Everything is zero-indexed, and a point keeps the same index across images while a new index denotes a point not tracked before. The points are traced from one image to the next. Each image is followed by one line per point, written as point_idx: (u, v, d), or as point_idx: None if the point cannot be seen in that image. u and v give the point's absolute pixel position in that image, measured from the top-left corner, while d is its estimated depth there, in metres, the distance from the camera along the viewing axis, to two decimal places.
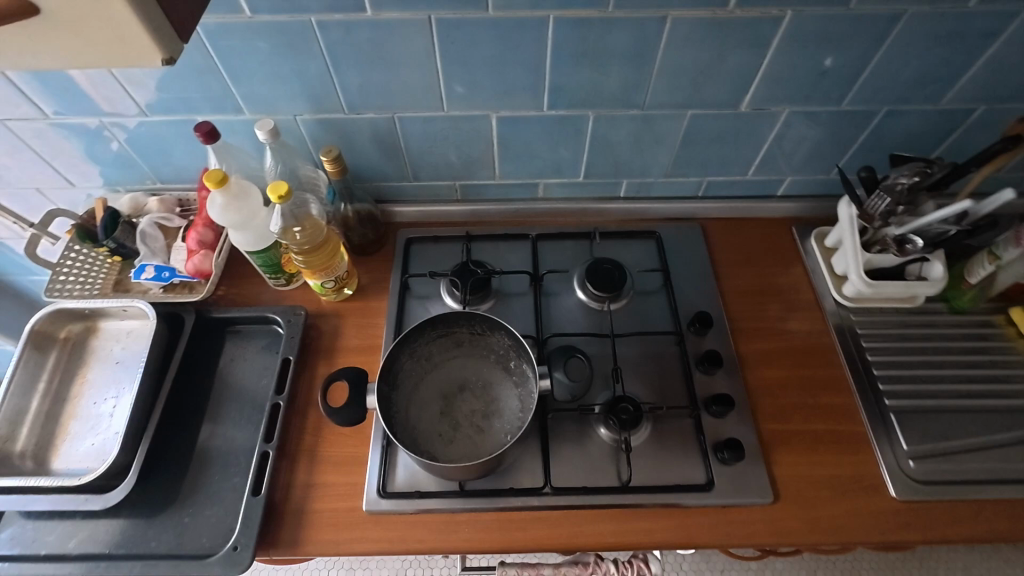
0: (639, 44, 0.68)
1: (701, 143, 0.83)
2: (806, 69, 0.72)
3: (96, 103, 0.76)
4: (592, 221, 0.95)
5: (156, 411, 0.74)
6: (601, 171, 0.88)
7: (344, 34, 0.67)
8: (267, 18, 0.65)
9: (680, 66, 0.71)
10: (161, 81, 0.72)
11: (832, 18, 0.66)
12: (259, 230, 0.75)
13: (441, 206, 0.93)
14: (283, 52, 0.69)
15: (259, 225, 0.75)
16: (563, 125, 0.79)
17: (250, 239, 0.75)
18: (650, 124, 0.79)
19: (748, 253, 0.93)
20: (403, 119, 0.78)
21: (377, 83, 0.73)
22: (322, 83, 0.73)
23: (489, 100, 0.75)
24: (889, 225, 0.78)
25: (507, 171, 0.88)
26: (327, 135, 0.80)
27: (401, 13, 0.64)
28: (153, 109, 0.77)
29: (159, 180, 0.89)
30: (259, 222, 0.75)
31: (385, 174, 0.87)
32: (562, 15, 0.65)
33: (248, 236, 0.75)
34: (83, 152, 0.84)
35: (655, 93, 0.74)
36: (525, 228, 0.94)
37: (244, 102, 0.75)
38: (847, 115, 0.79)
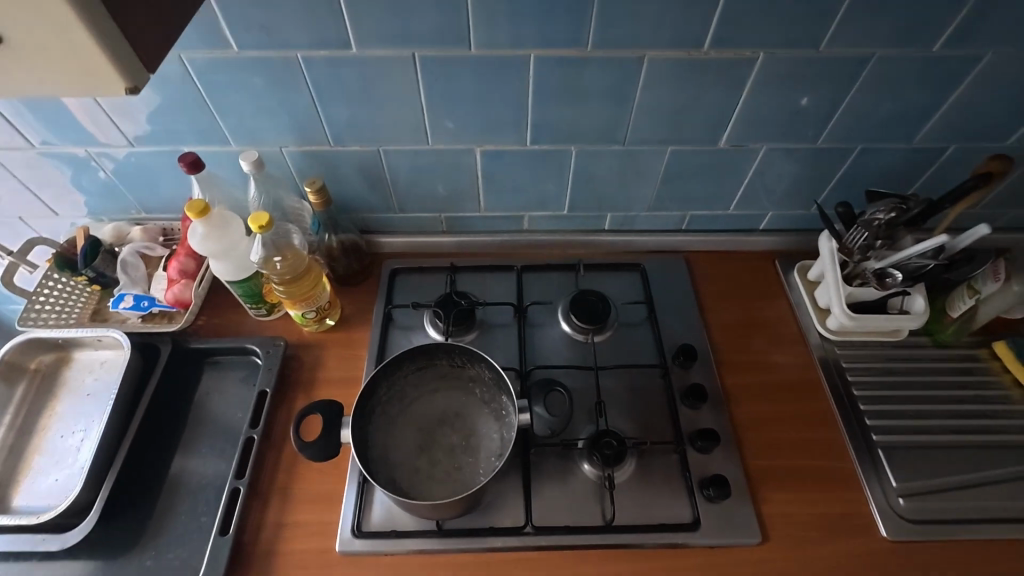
0: (618, 83, 0.70)
1: (682, 177, 0.84)
2: (780, 108, 0.74)
3: (84, 134, 0.76)
4: (577, 253, 0.95)
5: (124, 445, 0.72)
6: (584, 205, 0.89)
7: (330, 70, 0.68)
8: (255, 54, 0.66)
9: (659, 104, 0.73)
10: (149, 113, 0.73)
11: (803, 60, 0.68)
12: (239, 260, 0.74)
13: (426, 237, 0.93)
14: (270, 87, 0.70)
15: (239, 255, 0.74)
16: (546, 160, 0.81)
17: (230, 269, 0.74)
18: (631, 160, 0.81)
19: (732, 287, 0.93)
20: (388, 152, 0.79)
21: (362, 117, 0.74)
22: (308, 117, 0.74)
23: (473, 134, 0.76)
24: (868, 259, 0.79)
25: (492, 204, 0.89)
26: (312, 166, 0.81)
27: (385, 51, 0.66)
28: (140, 140, 0.78)
29: (144, 211, 0.89)
30: (240, 252, 0.74)
31: (371, 206, 0.88)
32: (542, 55, 0.67)
33: (229, 265, 0.74)
34: (69, 181, 0.84)
35: (635, 130, 0.76)
36: (510, 260, 0.94)
37: (230, 134, 0.76)
38: (823, 153, 0.81)
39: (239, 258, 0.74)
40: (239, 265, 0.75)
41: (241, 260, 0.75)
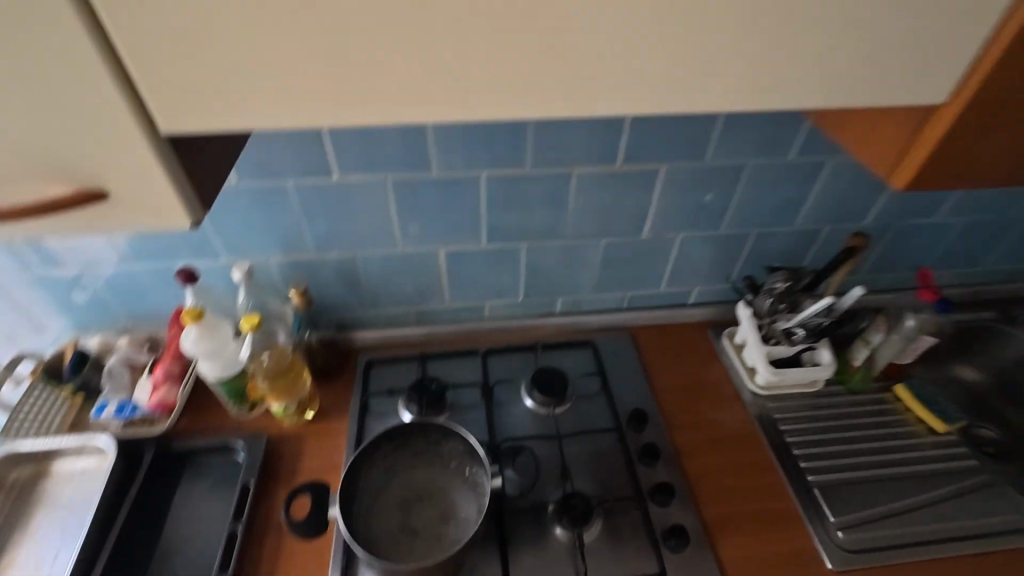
0: (554, 192, 0.86)
1: (617, 263, 0.99)
2: (686, 204, 0.92)
3: (85, 255, 0.85)
4: (535, 335, 1.06)
5: (103, 553, 0.73)
6: (537, 291, 1.02)
7: (315, 192, 0.81)
8: (251, 183, 0.79)
9: (589, 206, 0.89)
10: (149, 233, 0.83)
11: (696, 169, 0.87)
12: (227, 359, 0.82)
13: (398, 329, 1.03)
14: (261, 209, 0.82)
15: (228, 354, 0.82)
16: (500, 255, 0.94)
17: (217, 367, 0.81)
18: (572, 251, 0.96)
19: (673, 355, 1.05)
20: (363, 256, 0.91)
21: (341, 229, 0.86)
22: (294, 230, 0.86)
23: (437, 238, 0.90)
24: (777, 320, 0.95)
25: (456, 295, 1.00)
26: (295, 272, 0.91)
27: (362, 176, 0.80)
28: (136, 258, 0.87)
29: (130, 321, 0.95)
30: (229, 352, 0.82)
31: (347, 304, 0.98)
32: (491, 174, 0.82)
33: (217, 364, 0.81)
34: (62, 298, 0.91)
35: (573, 227, 0.92)
36: (475, 344, 1.04)
37: (222, 248, 0.86)
38: (728, 237, 0.98)
39: (227, 357, 0.82)
40: (227, 363, 0.82)
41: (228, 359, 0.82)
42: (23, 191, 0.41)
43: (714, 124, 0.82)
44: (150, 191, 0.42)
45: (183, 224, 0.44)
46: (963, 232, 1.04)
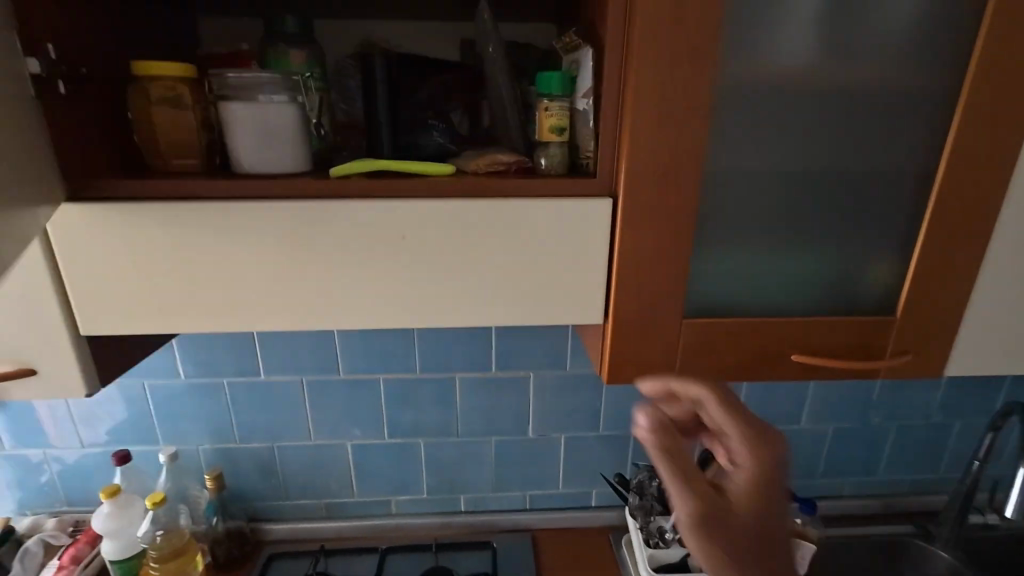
0: (443, 395, 1.03)
1: (511, 461, 1.10)
2: (562, 406, 1.06)
3: (48, 439, 1.03)
4: (437, 534, 1.10)
5: None
6: (439, 488, 1.10)
7: (244, 389, 1.00)
8: (194, 379, 0.99)
9: (475, 408, 1.05)
10: (105, 420, 1.02)
11: (562, 377, 1.04)
12: (130, 538, 0.90)
13: (307, 522, 1.09)
14: (199, 401, 1.01)
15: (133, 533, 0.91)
16: (401, 450, 1.07)
17: (119, 547, 0.89)
18: (468, 448, 1.08)
19: (573, 559, 1.06)
20: (281, 448, 1.05)
21: (263, 422, 1.03)
22: (224, 422, 1.02)
23: (343, 433, 1.04)
24: (653, 519, 0.99)
25: (363, 489, 1.09)
26: (219, 460, 1.04)
27: (283, 377, 1.00)
28: (90, 444, 1.03)
29: (66, 503, 1.06)
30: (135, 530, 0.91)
31: (261, 494, 1.07)
32: (389, 378, 1.01)
33: (119, 544, 0.90)
34: (15, 479, 1.05)
35: (463, 426, 1.06)
36: (378, 542, 1.08)
37: (162, 436, 1.02)
38: (609, 438, 1.09)
39: (132, 537, 0.90)
40: (127, 544, 0.90)
41: (130, 538, 0.90)
42: None
43: (567, 341, 1.02)
44: None
45: None
46: (835, 439, 1.12)
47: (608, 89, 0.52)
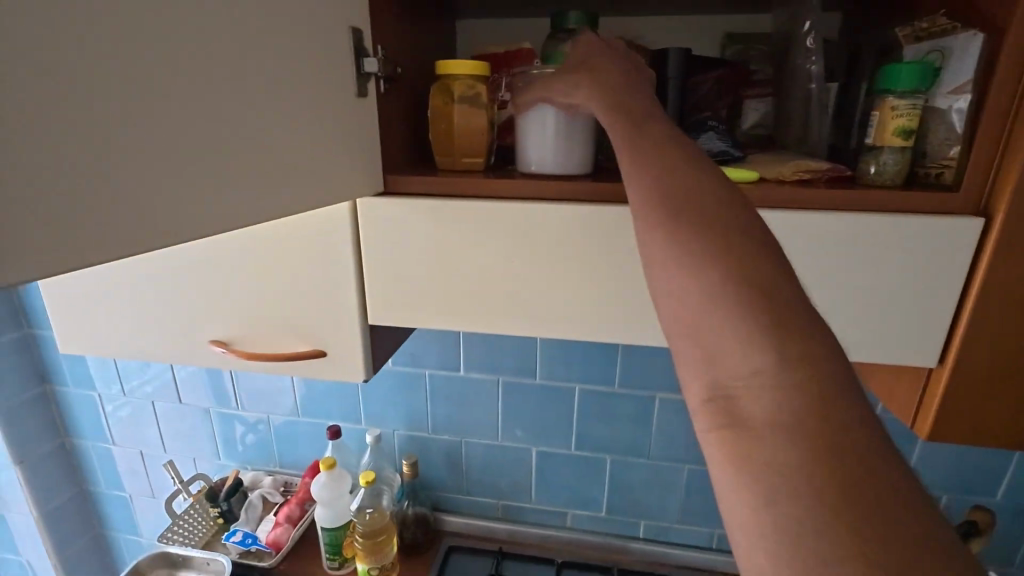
0: (640, 413, 0.97)
1: (703, 494, 1.01)
2: None
3: (270, 404, 1.14)
4: (615, 557, 1.05)
5: None
6: (620, 509, 1.05)
7: (444, 381, 1.03)
8: (400, 367, 1.04)
9: (671, 431, 0.97)
10: (319, 394, 1.11)
11: None
12: (339, 510, 0.97)
13: (485, 520, 1.10)
14: (400, 388, 1.06)
15: (342, 504, 0.97)
16: (587, 464, 1.03)
17: (329, 516, 0.96)
18: (657, 471, 1.01)
19: None
20: (469, 443, 1.06)
21: (456, 415, 1.05)
22: (420, 411, 1.06)
23: (532, 437, 1.03)
24: None
25: (542, 496, 1.07)
26: (411, 446, 1.09)
27: (481, 375, 1.01)
28: (304, 413, 1.13)
29: (279, 464, 1.18)
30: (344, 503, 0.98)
31: (446, 484, 1.10)
32: (585, 388, 0.98)
33: (329, 514, 0.96)
34: (243, 437, 1.19)
35: (656, 448, 0.99)
36: (553, 552, 1.05)
37: (365, 415, 1.09)
38: None
39: (340, 509, 0.97)
40: (335, 515, 0.96)
41: (338, 510, 0.97)
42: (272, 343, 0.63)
43: None
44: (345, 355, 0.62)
45: None
46: None
47: (1001, 83, 0.42)
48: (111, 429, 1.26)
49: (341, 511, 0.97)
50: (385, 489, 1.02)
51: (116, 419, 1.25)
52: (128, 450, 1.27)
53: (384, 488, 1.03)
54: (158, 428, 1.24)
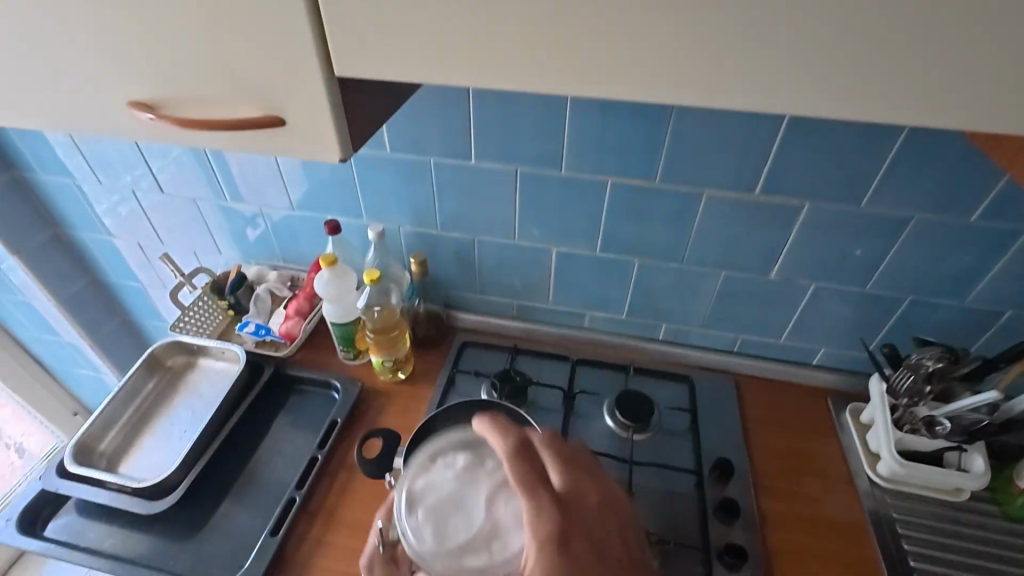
0: (680, 213, 0.84)
1: (733, 301, 0.94)
2: (829, 253, 0.83)
3: (260, 197, 1.02)
4: (631, 356, 1.03)
5: (216, 440, 0.85)
6: (641, 313, 1.00)
7: (452, 172, 0.88)
8: (399, 154, 0.88)
9: (713, 234, 0.85)
10: (311, 184, 0.97)
11: (846, 214, 0.78)
12: (454, 519, 0.57)
13: (499, 319, 1.07)
14: (402, 179, 0.91)
15: (446, 509, 0.58)
16: (611, 267, 0.94)
17: (461, 538, 0.56)
18: (688, 277, 0.92)
19: (783, 416, 0.95)
20: (481, 242, 0.96)
21: (467, 211, 0.92)
22: (426, 206, 0.94)
23: (553, 238, 0.92)
24: (918, 405, 0.79)
25: (559, 298, 1.02)
26: (419, 244, 1.00)
27: (496, 165, 0.85)
28: (299, 207, 1.01)
29: (282, 259, 1.12)
30: (439, 508, 0.58)
31: (457, 283, 1.04)
32: (617, 182, 0.83)
33: (411, 523, 0.58)
34: (240, 230, 1.10)
35: (692, 252, 0.88)
36: (569, 351, 1.04)
37: (365, 210, 0.97)
38: (874, 298, 0.87)
39: (456, 521, 0.57)
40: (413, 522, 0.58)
41: (421, 509, 0.58)
42: (218, 110, 0.47)
43: (879, 165, 0.74)
44: (314, 121, 0.46)
45: (336, 158, 0.48)
46: None
47: None
48: (101, 219, 1.17)
49: (468, 522, 0.57)
50: (441, 462, 0.63)
51: (102, 210, 1.15)
52: (126, 242, 1.20)
53: (428, 465, 0.63)
54: (149, 219, 1.14)
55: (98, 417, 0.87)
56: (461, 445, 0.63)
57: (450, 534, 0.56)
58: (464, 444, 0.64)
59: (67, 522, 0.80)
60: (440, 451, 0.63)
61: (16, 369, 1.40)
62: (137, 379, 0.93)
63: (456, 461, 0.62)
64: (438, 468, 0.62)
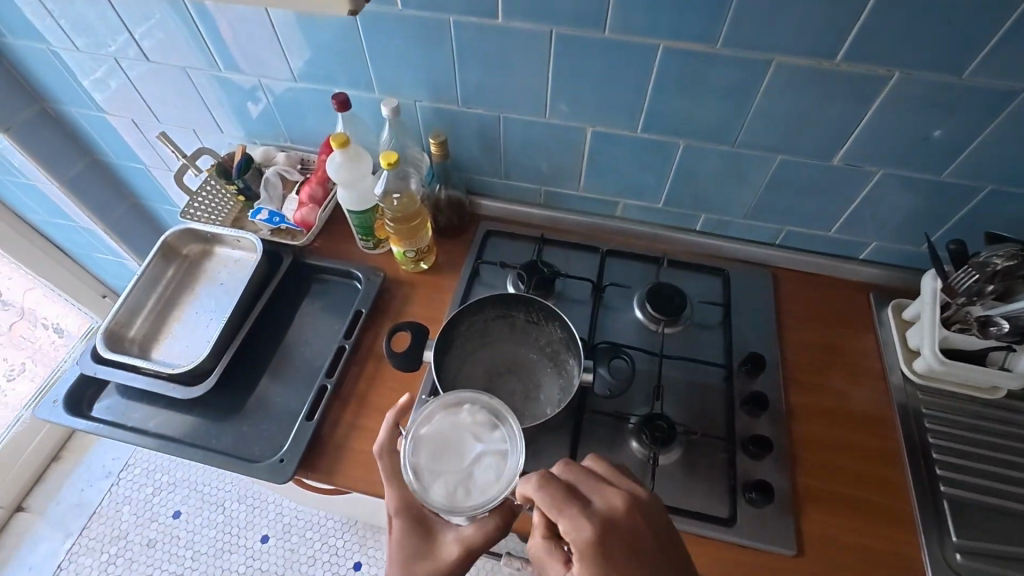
0: (741, 84, 0.72)
1: (785, 190, 0.85)
2: (907, 135, 0.73)
3: (257, 67, 0.90)
4: (663, 247, 0.98)
5: (243, 330, 0.85)
6: (680, 201, 0.92)
7: (476, 34, 0.75)
8: (412, 12, 0.75)
9: (776, 111, 0.74)
10: (312, 50, 0.84)
11: (942, 86, 0.66)
12: (446, 456, 0.63)
13: (524, 206, 1.00)
14: (417, 42, 0.79)
15: (446, 445, 0.64)
16: (652, 149, 0.84)
17: (443, 476, 0.62)
18: (738, 162, 0.83)
19: (820, 311, 0.91)
20: (507, 120, 0.86)
21: (491, 84, 0.81)
22: (445, 77, 0.82)
23: (588, 114, 0.82)
24: (973, 304, 0.75)
25: (591, 184, 0.93)
26: (438, 122, 0.90)
27: (526, 25, 0.72)
28: (301, 78, 0.90)
29: (290, 139, 1.03)
30: (442, 446, 0.64)
31: (480, 167, 0.96)
32: (670, 46, 0.70)
33: (415, 439, 0.65)
34: (238, 104, 0.99)
35: (748, 134, 0.78)
36: (598, 241, 0.98)
37: (376, 82, 0.86)
38: (947, 187, 0.78)
39: (448, 462, 0.63)
40: (417, 438, 0.64)
41: (428, 434, 0.65)
42: None
43: (999, 23, 0.60)
44: None
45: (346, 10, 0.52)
46: None
47: None
48: (88, 92, 1.06)
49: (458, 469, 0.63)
50: (467, 407, 0.67)
51: (87, 81, 1.03)
52: (120, 118, 1.11)
53: (454, 406, 0.67)
54: (139, 92, 1.03)
55: (123, 305, 0.86)
56: (487, 406, 0.67)
57: (436, 464, 0.63)
58: (490, 407, 0.67)
59: (111, 404, 0.83)
60: (470, 398, 0.67)
61: (36, 253, 1.39)
62: (156, 267, 0.91)
63: (478, 414, 0.66)
64: (464, 416, 0.66)
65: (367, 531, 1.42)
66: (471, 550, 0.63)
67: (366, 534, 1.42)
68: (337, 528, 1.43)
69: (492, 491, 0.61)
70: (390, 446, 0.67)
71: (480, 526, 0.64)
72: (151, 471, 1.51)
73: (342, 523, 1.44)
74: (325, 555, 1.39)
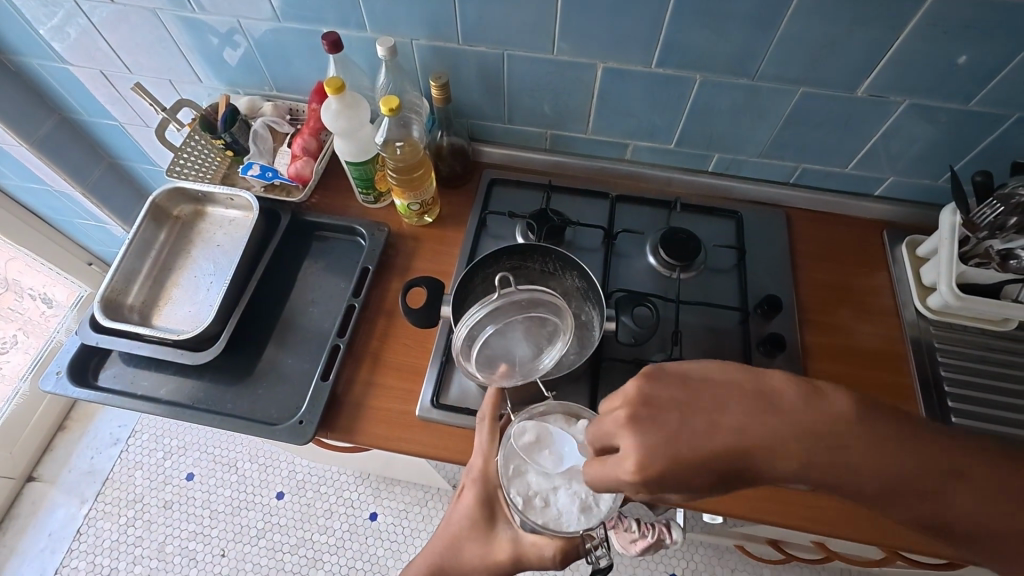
0: (766, 8, 0.67)
1: (804, 124, 0.82)
2: (937, 63, 0.69)
3: (233, 8, 0.82)
4: (674, 190, 0.95)
5: (246, 292, 0.82)
6: (693, 141, 0.88)
7: None
8: None
9: (801, 38, 0.70)
10: None
11: (982, 5, 0.62)
12: (541, 452, 0.67)
13: (529, 151, 0.96)
14: None
15: (546, 444, 0.67)
16: (666, 85, 0.80)
17: (533, 473, 0.66)
18: (756, 96, 0.79)
19: (833, 250, 0.90)
20: (511, 58, 0.80)
21: (495, 18, 0.75)
22: (443, 10, 0.76)
23: (599, 49, 0.76)
24: (994, 238, 0.73)
25: (600, 126, 0.89)
26: (436, 61, 0.84)
27: None
28: (284, 18, 0.83)
29: (276, 88, 0.97)
30: (543, 442, 0.67)
31: (481, 110, 0.91)
32: None
33: (524, 424, 0.68)
34: (215, 50, 0.92)
35: (768, 65, 0.74)
36: (607, 187, 0.95)
37: (368, 19, 0.79)
38: (972, 116, 0.75)
39: (546, 459, 0.66)
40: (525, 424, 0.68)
41: (535, 423, 0.68)
42: None
43: None
44: None
45: None
46: None
47: None
48: (49, 42, 0.97)
49: (552, 469, 0.66)
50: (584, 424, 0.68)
51: (46, 30, 0.94)
52: (86, 70, 1.02)
53: (572, 417, 0.70)
54: (105, 40, 0.95)
55: (118, 272, 0.82)
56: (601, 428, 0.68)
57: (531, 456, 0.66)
58: None
59: (117, 372, 0.81)
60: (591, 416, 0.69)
61: (12, 220, 1.32)
62: (147, 231, 0.86)
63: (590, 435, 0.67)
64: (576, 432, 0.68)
65: (381, 483, 1.45)
66: (520, 560, 0.66)
67: (381, 486, 1.45)
68: (352, 482, 1.45)
69: (562, 521, 0.64)
70: (492, 413, 0.68)
71: (538, 544, 0.64)
72: (160, 436, 1.51)
73: (356, 477, 1.46)
74: (340, 507, 1.43)
